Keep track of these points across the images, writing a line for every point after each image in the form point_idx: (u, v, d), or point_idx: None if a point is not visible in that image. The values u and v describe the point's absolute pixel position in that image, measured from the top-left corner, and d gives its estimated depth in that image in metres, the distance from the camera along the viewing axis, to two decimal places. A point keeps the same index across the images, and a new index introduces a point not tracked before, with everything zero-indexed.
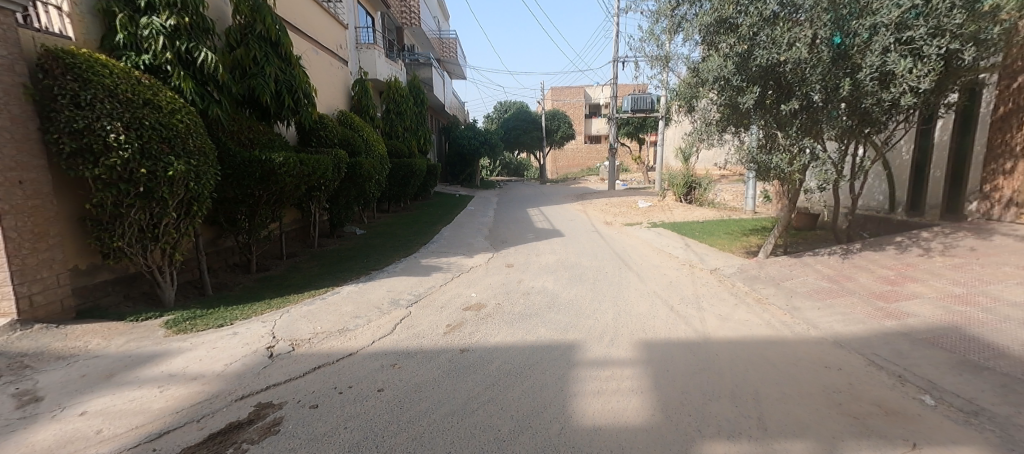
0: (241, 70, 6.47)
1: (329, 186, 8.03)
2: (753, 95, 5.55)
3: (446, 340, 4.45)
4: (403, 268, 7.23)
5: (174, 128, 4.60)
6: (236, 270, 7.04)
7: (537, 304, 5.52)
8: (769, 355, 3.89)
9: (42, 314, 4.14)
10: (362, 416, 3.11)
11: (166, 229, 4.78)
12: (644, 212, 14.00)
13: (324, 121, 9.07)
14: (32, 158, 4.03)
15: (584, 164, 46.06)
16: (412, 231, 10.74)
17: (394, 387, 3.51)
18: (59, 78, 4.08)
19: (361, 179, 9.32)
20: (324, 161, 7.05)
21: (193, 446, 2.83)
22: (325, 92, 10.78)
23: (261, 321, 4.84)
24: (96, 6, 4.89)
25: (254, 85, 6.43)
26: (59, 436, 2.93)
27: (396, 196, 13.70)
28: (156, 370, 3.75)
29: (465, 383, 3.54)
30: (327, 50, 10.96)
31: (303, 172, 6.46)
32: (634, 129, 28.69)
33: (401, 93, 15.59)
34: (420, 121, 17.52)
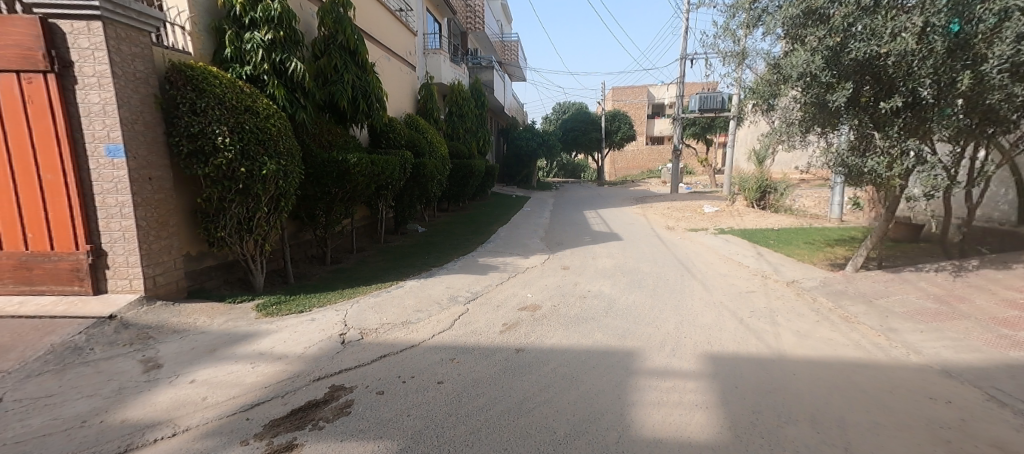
0: (323, 78, 6.99)
1: (396, 186, 8.47)
2: (847, 91, 5.24)
3: (506, 339, 4.60)
4: (461, 266, 7.49)
5: (268, 131, 5.10)
6: (313, 261, 7.63)
7: (593, 308, 5.54)
8: (856, 379, 3.68)
9: (162, 292, 4.75)
10: (423, 405, 3.32)
11: (259, 223, 5.32)
12: (710, 217, 13.48)
13: (392, 124, 9.54)
14: (158, 159, 4.65)
15: (645, 166, 44.95)
16: (470, 231, 11.06)
17: (454, 381, 3.70)
18: (180, 89, 4.67)
19: (424, 179, 9.73)
20: (392, 162, 7.51)
21: (279, 419, 3.18)
22: (395, 97, 11.37)
23: (335, 309, 5.26)
24: (210, 25, 5.54)
25: (333, 91, 6.93)
26: (174, 399, 3.38)
27: (454, 196, 14.09)
28: (249, 348, 4.20)
29: (521, 383, 3.65)
30: (397, 56, 11.55)
31: (373, 172, 6.94)
32: (700, 130, 27.50)
33: (464, 95, 16.04)
34: (480, 123, 17.91)
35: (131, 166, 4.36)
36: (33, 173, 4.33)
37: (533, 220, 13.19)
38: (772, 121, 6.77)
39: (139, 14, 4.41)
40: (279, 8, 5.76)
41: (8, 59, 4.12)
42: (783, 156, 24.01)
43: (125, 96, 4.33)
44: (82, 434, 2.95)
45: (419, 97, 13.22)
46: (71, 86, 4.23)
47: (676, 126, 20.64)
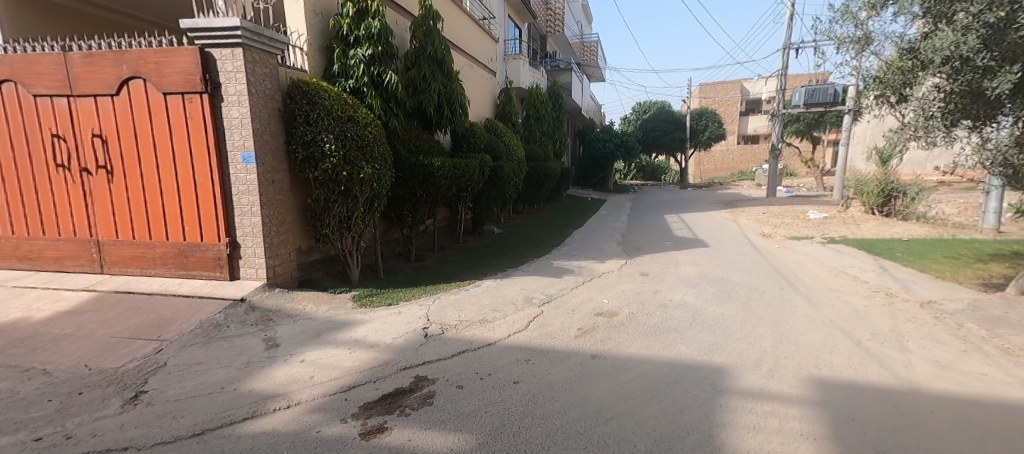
0: (413, 87, 7.48)
1: (474, 188, 8.81)
2: (1013, 76, 4.50)
3: (586, 344, 4.66)
4: (536, 267, 7.63)
5: (366, 138, 5.58)
6: (399, 258, 8.18)
7: (675, 318, 5.40)
8: (1011, 423, 3.21)
9: (280, 281, 5.40)
10: (501, 403, 3.48)
11: (357, 222, 5.84)
12: (816, 224, 12.36)
13: (473, 129, 9.92)
14: (279, 164, 5.31)
15: (737, 167, 42.10)
16: (545, 233, 11.16)
17: (530, 382, 3.82)
18: (298, 103, 5.29)
19: (502, 182, 9.99)
20: (472, 165, 7.83)
21: (372, 402, 3.51)
22: (476, 103, 11.83)
23: (419, 304, 5.63)
24: (322, 44, 6.19)
25: (422, 99, 7.40)
26: (288, 375, 3.86)
27: (529, 198, 14.28)
28: (347, 335, 4.65)
29: (599, 390, 3.69)
30: (480, 63, 11.98)
31: (455, 175, 7.29)
32: (805, 126, 25.53)
33: (542, 98, 16.17)
34: (557, 125, 17.91)
35: (259, 170, 5.02)
36: (190, 177, 5.13)
37: (611, 223, 12.99)
38: (903, 114, 5.89)
39: (270, 39, 5.07)
40: (378, 26, 6.28)
41: (175, 83, 4.91)
42: (915, 154, 21.47)
43: (257, 111, 4.98)
44: (220, 399, 3.49)
45: (498, 102, 13.59)
46: (219, 104, 4.94)
47: (777, 123, 19.20)
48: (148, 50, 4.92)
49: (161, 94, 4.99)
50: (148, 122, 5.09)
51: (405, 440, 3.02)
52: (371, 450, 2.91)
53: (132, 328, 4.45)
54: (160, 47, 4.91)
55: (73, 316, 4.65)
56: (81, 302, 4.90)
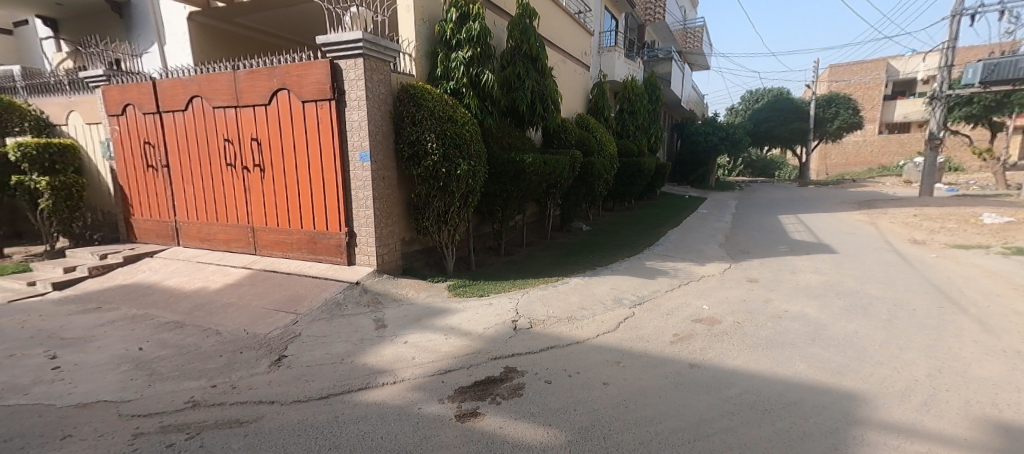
0: (507, 85, 7.68)
1: (564, 185, 8.82)
2: None
3: (681, 352, 4.50)
4: (626, 267, 7.48)
5: (463, 137, 5.87)
6: (489, 252, 8.48)
7: (788, 332, 5.00)
8: None
9: (387, 268, 5.93)
10: (590, 404, 3.51)
11: (453, 216, 6.20)
12: (993, 231, 10.39)
13: (564, 125, 9.90)
14: (389, 162, 5.83)
15: (875, 161, 36.93)
16: (635, 232, 10.85)
17: (619, 385, 3.81)
18: (406, 105, 5.76)
19: (592, 178, 9.86)
20: (562, 162, 7.86)
21: (466, 387, 3.75)
22: (568, 99, 11.83)
23: (508, 297, 5.83)
24: (428, 49, 6.65)
25: (515, 97, 7.59)
26: (394, 354, 4.25)
27: (619, 195, 13.94)
28: (444, 322, 4.99)
29: (699, 403, 3.55)
30: (573, 58, 11.95)
31: (546, 172, 7.36)
32: (979, 110, 20.39)
33: (636, 91, 15.56)
34: (652, 119, 17.10)
35: (372, 167, 5.54)
36: (319, 174, 5.81)
37: (710, 224, 12.24)
38: None
39: (386, 48, 5.56)
40: (478, 28, 6.55)
41: (311, 92, 5.60)
42: None
43: (373, 114, 5.50)
44: (340, 369, 3.99)
45: (590, 97, 13.43)
46: (343, 108, 5.54)
47: (936, 108, 16.52)
48: (291, 65, 5.68)
49: (300, 102, 5.71)
50: (290, 126, 5.86)
51: (498, 427, 3.19)
52: (467, 432, 3.12)
53: (272, 302, 5.23)
54: (300, 62, 5.64)
55: (233, 289, 5.61)
56: (240, 277, 5.85)
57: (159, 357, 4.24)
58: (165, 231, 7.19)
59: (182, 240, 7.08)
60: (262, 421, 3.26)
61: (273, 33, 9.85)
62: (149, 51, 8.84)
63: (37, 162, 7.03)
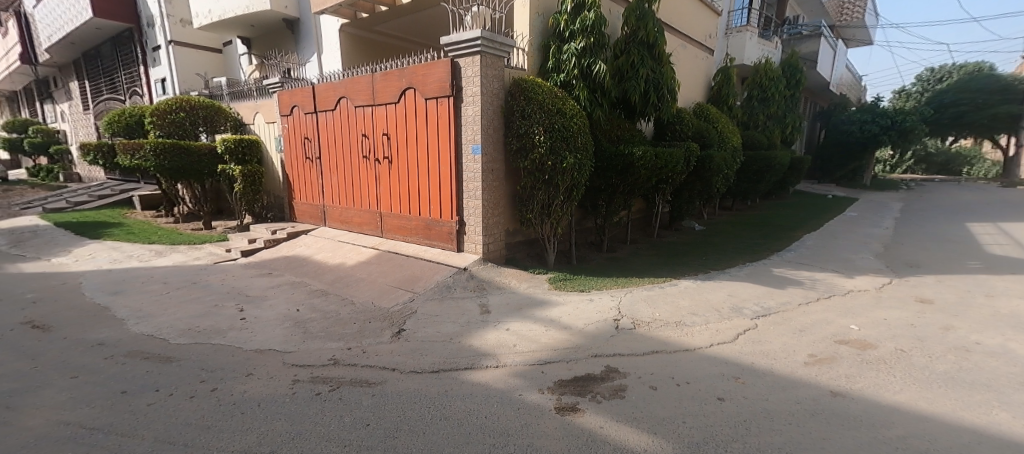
0: (619, 75, 7.24)
1: (676, 180, 8.18)
2: None
3: (821, 376, 3.90)
4: (747, 273, 6.72)
5: (570, 130, 5.83)
6: (591, 247, 8.26)
7: (977, 370, 4.00)
8: None
9: (491, 257, 6.22)
10: (703, 419, 3.26)
11: (555, 210, 6.25)
12: None
13: (681, 115, 9.05)
14: (498, 154, 6.08)
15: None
16: (762, 234, 9.68)
17: (737, 402, 3.47)
18: (517, 99, 5.90)
19: (709, 173, 8.85)
20: (676, 155, 7.22)
21: (565, 381, 3.77)
22: (687, 87, 10.91)
23: (611, 294, 5.68)
24: (541, 42, 6.72)
25: (627, 87, 7.17)
26: (495, 340, 4.47)
27: (742, 192, 12.47)
28: (545, 313, 5.07)
29: (842, 438, 3.05)
30: (696, 42, 10.95)
31: (656, 166, 6.88)
32: None
33: (771, 75, 13.32)
34: (789, 107, 14.32)
35: (483, 160, 5.85)
36: (437, 166, 6.31)
37: (869, 229, 10.35)
38: None
39: (501, 45, 5.77)
40: (593, 17, 6.38)
41: (432, 90, 6.09)
42: None
43: (485, 109, 5.79)
44: (449, 347, 4.35)
45: (714, 83, 12.02)
46: (460, 104, 5.92)
47: None
48: (418, 65, 6.23)
49: (423, 99, 6.26)
50: (414, 123, 6.47)
51: (597, 426, 3.17)
52: (565, 426, 3.17)
53: (396, 280, 5.88)
54: (425, 62, 6.16)
55: (365, 266, 6.41)
56: (370, 257, 6.67)
57: (312, 318, 5.09)
58: (316, 213, 8.50)
59: (328, 222, 8.30)
60: (387, 385, 3.72)
61: (403, 38, 10.98)
62: (311, 60, 10.77)
63: (233, 156, 8.98)
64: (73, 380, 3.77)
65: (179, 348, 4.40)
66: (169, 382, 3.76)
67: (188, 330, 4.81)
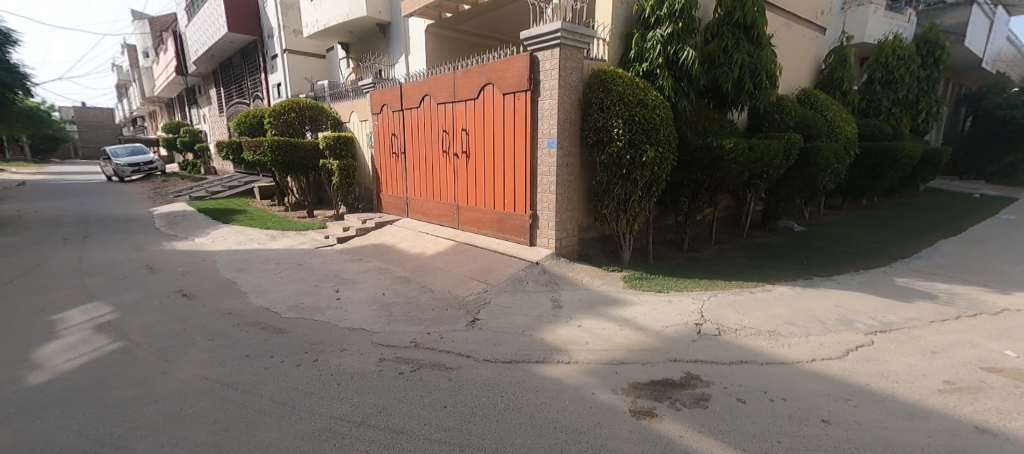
0: (709, 62, 6.63)
1: (772, 176, 7.44)
2: None
3: (960, 407, 3.25)
4: (859, 282, 5.91)
5: (653, 121, 5.67)
6: (670, 246, 7.80)
7: None
8: None
9: (564, 252, 6.14)
10: (802, 441, 2.90)
11: (632, 205, 6.03)
12: None
13: (781, 103, 8.14)
14: (574, 148, 5.96)
15: None
16: (879, 238, 8.48)
17: (847, 426, 3.03)
18: (595, 92, 5.74)
19: (814, 168, 7.90)
20: (774, 147, 6.53)
21: (642, 384, 3.61)
22: (792, 71, 9.81)
23: (693, 297, 5.33)
24: (624, 31, 6.46)
25: (718, 75, 6.54)
26: (566, 336, 4.41)
27: (857, 187, 11.06)
28: (619, 312, 4.90)
29: None
30: (804, 20, 9.82)
31: (749, 159, 6.27)
32: None
33: (902, 52, 11.47)
34: (923, 89, 12.09)
35: (558, 154, 5.78)
36: (512, 160, 6.34)
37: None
38: None
39: (581, 35, 5.63)
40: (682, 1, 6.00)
41: (511, 85, 6.12)
42: None
43: (563, 103, 5.70)
44: (521, 340, 4.37)
45: (825, 66, 10.66)
46: (538, 98, 5.89)
47: None
48: (497, 61, 6.29)
49: (501, 94, 6.32)
50: (491, 117, 6.56)
51: (676, 435, 2.98)
52: (641, 431, 3.03)
53: (471, 270, 6.04)
54: (504, 57, 6.20)
55: (443, 256, 6.67)
56: (447, 247, 6.92)
57: (396, 302, 5.42)
58: (401, 205, 8.98)
59: (410, 213, 8.74)
60: (462, 370, 3.84)
61: (484, 34, 11.22)
62: (399, 60, 11.47)
63: (331, 152, 9.80)
64: (210, 341, 4.37)
65: (289, 321, 4.91)
66: (283, 350, 4.20)
67: (295, 306, 5.36)
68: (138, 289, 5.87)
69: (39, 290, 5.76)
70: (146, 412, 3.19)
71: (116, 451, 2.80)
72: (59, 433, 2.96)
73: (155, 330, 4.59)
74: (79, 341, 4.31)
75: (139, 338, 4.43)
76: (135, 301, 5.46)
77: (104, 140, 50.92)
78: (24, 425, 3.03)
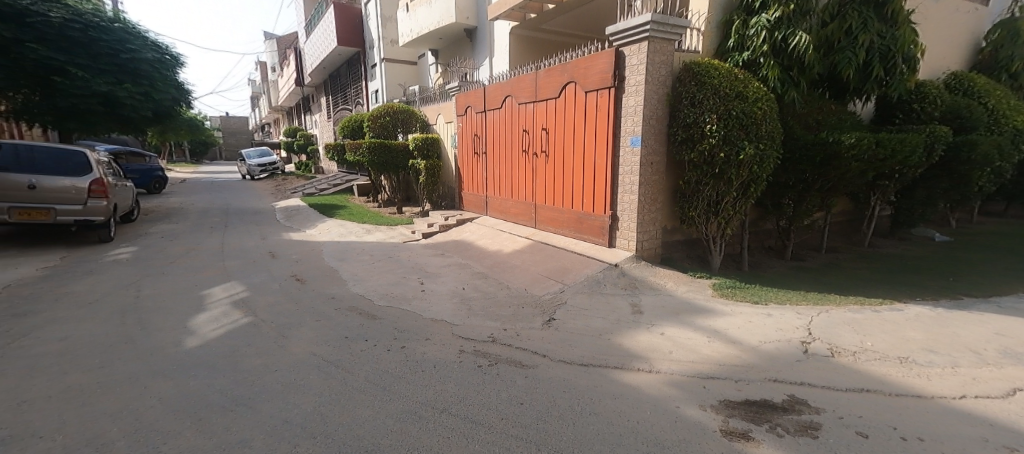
0: (826, 46, 5.74)
1: (906, 175, 6.53)
2: None
3: None
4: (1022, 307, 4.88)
5: (754, 116, 5.15)
6: (769, 253, 7.09)
7: None
8: None
9: (646, 255, 5.80)
10: None
11: (726, 207, 5.54)
12: None
13: (924, 90, 7.03)
14: (659, 146, 5.59)
15: None
16: None
17: None
18: (686, 85, 5.32)
19: (967, 166, 6.75)
20: (915, 139, 5.52)
21: (735, 403, 3.25)
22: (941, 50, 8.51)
23: (797, 312, 4.75)
24: (723, 18, 5.93)
25: (836, 60, 5.67)
26: (648, 343, 4.13)
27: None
28: (707, 322, 4.50)
29: None
30: None
31: (877, 156, 5.37)
32: None
33: None
34: None
35: (642, 152, 5.45)
36: (592, 158, 6.11)
37: None
38: None
39: (674, 26, 5.25)
40: None
41: (594, 82, 5.90)
42: None
43: (650, 98, 5.36)
44: (598, 343, 4.17)
45: (985, 44, 9.12)
46: (622, 95, 5.60)
47: None
48: (581, 58, 6.09)
49: (584, 92, 6.11)
50: (573, 116, 6.38)
51: None
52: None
53: (547, 269, 5.92)
54: (588, 54, 5.97)
55: (519, 254, 6.62)
56: (523, 245, 6.85)
57: (475, 297, 5.45)
58: (480, 203, 9.08)
59: (489, 211, 8.80)
60: (539, 369, 3.72)
61: (568, 33, 10.99)
62: (483, 63, 11.67)
63: (419, 151, 10.25)
64: (318, 322, 4.65)
65: (381, 308, 5.12)
66: (376, 335, 4.37)
67: (386, 294, 5.60)
68: (262, 272, 6.48)
69: (190, 268, 6.56)
70: (268, 379, 3.46)
71: (245, 411, 3.04)
72: (196, 384, 3.34)
73: (276, 308, 5.02)
74: (221, 314, 4.79)
75: (264, 314, 4.85)
76: (261, 282, 6.02)
77: (239, 143, 58.43)
78: (179, 380, 3.40)
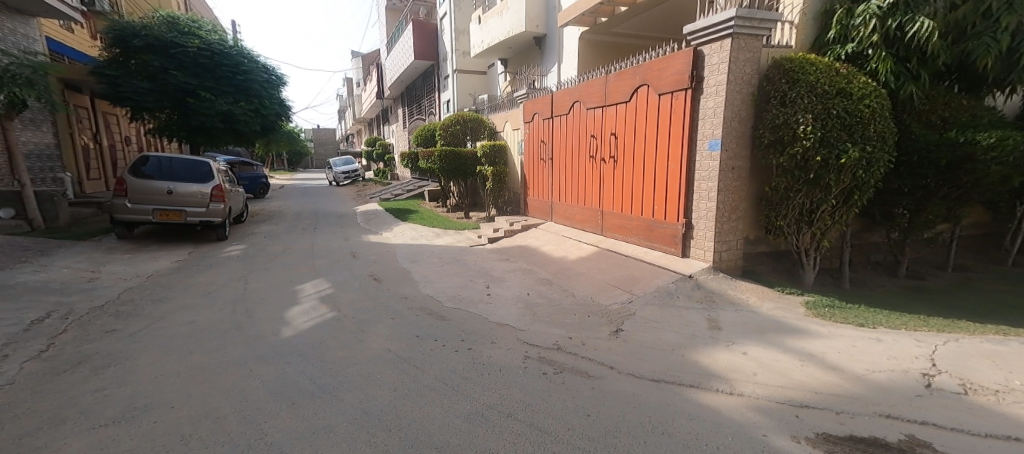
0: (957, 31, 4.98)
1: None
2: None
3: None
4: None
5: (860, 115, 4.59)
6: (877, 269, 6.27)
7: None
8: None
9: (725, 267, 5.35)
10: None
11: (823, 215, 5.00)
12: None
13: None
14: (742, 150, 5.13)
15: None
16: None
17: None
18: (776, 83, 4.82)
19: None
20: None
21: (838, 437, 2.82)
22: None
23: (915, 339, 4.10)
24: (821, 8, 5.34)
25: (970, 48, 4.89)
26: (728, 362, 3.76)
27: None
28: (799, 344, 4.02)
29: None
30: None
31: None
32: None
33: None
34: None
35: (721, 157, 5.03)
36: (665, 164, 5.78)
37: None
38: None
39: (762, 21, 4.81)
40: None
41: (668, 84, 5.58)
42: None
43: (732, 99, 4.94)
44: (670, 358, 3.86)
45: None
46: (700, 96, 5.22)
47: None
48: (654, 60, 5.80)
49: (657, 95, 5.80)
50: (644, 120, 6.08)
51: None
52: None
53: (615, 278, 5.64)
54: (663, 55, 5.67)
55: (585, 261, 6.38)
56: (589, 253, 6.60)
57: (539, 303, 5.30)
58: (545, 209, 8.94)
59: (554, 217, 8.64)
60: (605, 381, 3.49)
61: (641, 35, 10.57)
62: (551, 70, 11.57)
63: (488, 159, 10.35)
64: (394, 320, 4.75)
65: (451, 310, 5.13)
66: (448, 336, 4.37)
67: (453, 296, 5.63)
68: (345, 271, 6.78)
69: (288, 265, 7.04)
70: (351, 370, 3.54)
71: (331, 398, 3.12)
72: (287, 370, 3.51)
73: (358, 304, 5.20)
74: (311, 308, 5.03)
75: (348, 310, 5.03)
76: (344, 280, 6.27)
77: (328, 152, 63.17)
78: (276, 365, 3.58)
